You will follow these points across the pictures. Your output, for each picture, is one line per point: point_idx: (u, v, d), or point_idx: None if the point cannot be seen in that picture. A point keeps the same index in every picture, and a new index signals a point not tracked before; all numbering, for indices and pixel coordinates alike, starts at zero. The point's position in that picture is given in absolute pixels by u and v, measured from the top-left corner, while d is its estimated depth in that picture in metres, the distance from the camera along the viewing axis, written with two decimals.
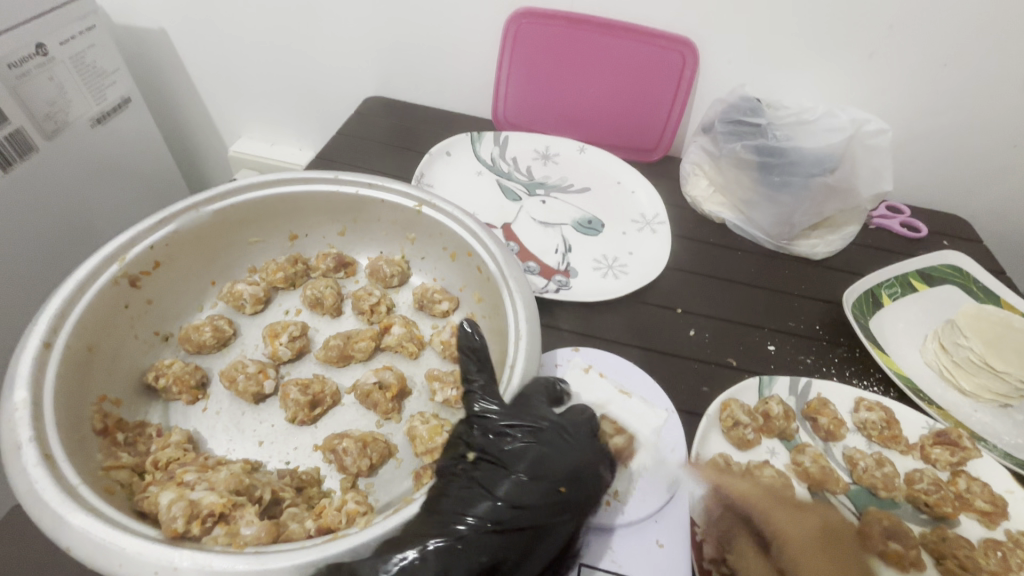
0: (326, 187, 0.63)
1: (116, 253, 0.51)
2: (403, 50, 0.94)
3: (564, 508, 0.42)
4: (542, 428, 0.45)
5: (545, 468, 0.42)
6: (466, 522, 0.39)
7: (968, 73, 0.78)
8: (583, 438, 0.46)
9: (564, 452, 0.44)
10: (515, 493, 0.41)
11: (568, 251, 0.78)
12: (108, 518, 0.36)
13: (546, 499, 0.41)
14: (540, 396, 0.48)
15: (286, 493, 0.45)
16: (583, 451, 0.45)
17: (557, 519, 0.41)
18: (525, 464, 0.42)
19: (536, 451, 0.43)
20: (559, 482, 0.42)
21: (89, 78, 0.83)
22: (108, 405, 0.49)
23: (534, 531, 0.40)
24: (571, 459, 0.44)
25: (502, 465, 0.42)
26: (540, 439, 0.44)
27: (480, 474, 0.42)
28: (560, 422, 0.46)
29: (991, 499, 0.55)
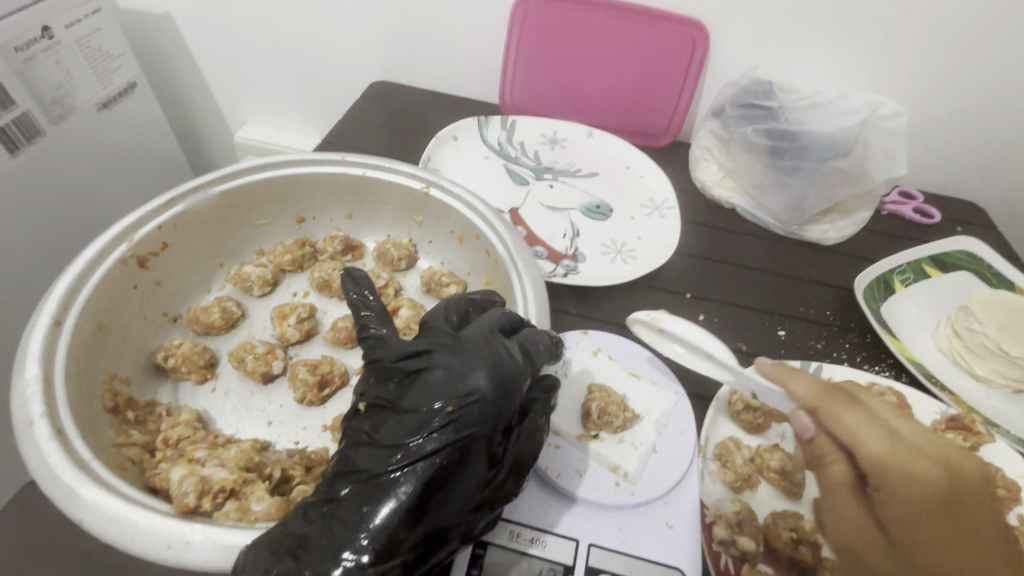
0: (334, 169, 0.63)
1: (124, 233, 0.51)
2: (410, 33, 0.93)
3: (470, 420, 0.37)
4: (431, 355, 0.41)
5: (432, 393, 0.38)
6: (368, 472, 0.36)
7: (987, 55, 0.76)
8: (480, 345, 0.41)
9: (452, 368, 0.39)
10: (406, 429, 0.37)
11: (576, 236, 0.78)
12: (120, 493, 0.37)
13: (439, 421, 0.37)
14: (432, 326, 0.44)
15: (296, 471, 0.45)
16: (481, 356, 0.40)
17: (469, 434, 0.37)
18: (423, 396, 0.38)
19: (423, 379, 0.39)
20: (449, 400, 0.38)
21: (94, 62, 0.83)
22: (119, 383, 0.50)
23: (438, 462, 0.36)
24: (462, 374, 0.39)
25: (391, 405, 0.39)
26: (430, 365, 0.40)
27: (380, 418, 0.39)
28: (450, 341, 0.42)
29: (1003, 483, 0.55)
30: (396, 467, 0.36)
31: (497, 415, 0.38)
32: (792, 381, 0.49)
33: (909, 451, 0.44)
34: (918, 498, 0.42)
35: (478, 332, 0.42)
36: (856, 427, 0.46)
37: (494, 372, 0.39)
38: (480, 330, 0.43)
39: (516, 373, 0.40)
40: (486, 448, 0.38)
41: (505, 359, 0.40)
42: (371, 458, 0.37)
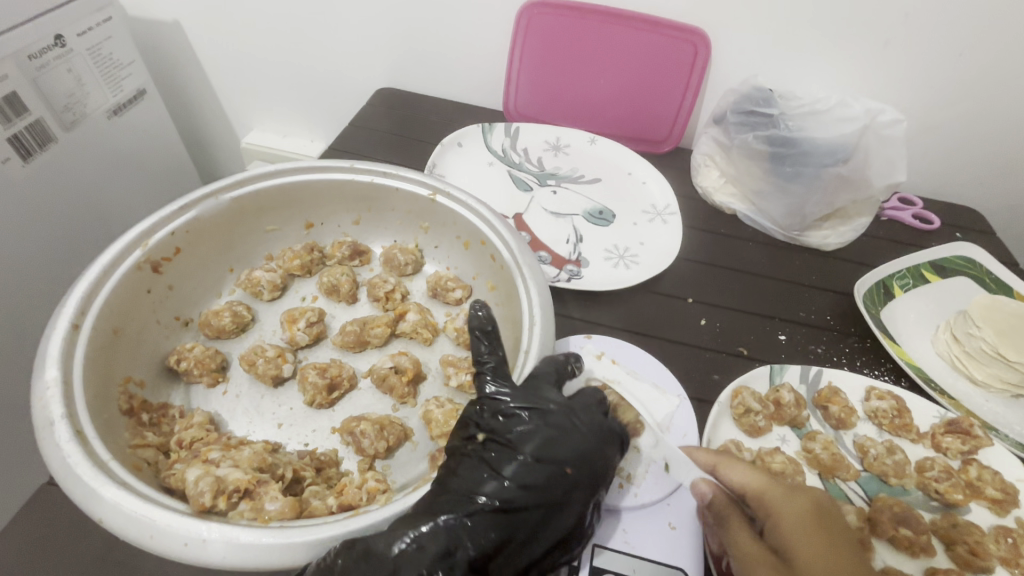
0: (342, 176, 0.64)
1: (138, 238, 0.52)
2: (415, 41, 0.95)
3: (575, 484, 0.42)
4: (551, 411, 0.44)
5: (554, 451, 0.42)
6: (476, 501, 0.39)
7: (983, 63, 0.77)
8: (593, 418, 0.45)
9: (575, 434, 0.43)
10: (523, 473, 0.41)
11: (580, 241, 0.79)
12: (137, 492, 0.38)
13: (556, 480, 0.41)
14: (549, 376, 0.47)
15: (307, 472, 0.46)
16: (595, 430, 0.45)
17: (569, 493, 0.41)
18: (534, 443, 0.42)
19: (544, 433, 0.43)
20: (565, 463, 0.42)
21: (105, 70, 0.84)
22: (133, 386, 0.51)
23: (543, 512, 0.40)
24: (580, 442, 0.43)
25: (511, 446, 0.42)
26: (550, 421, 0.43)
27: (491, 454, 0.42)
28: (571, 404, 0.45)
29: (1001, 487, 0.55)
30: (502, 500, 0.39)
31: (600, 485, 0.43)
32: (728, 466, 0.48)
33: (776, 486, 0.47)
34: (794, 530, 0.44)
35: (594, 403, 0.47)
36: (738, 476, 0.48)
37: (603, 446, 0.44)
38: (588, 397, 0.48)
39: (615, 453, 0.45)
40: (582, 509, 0.42)
41: (614, 437, 0.45)
42: (476, 487, 0.40)
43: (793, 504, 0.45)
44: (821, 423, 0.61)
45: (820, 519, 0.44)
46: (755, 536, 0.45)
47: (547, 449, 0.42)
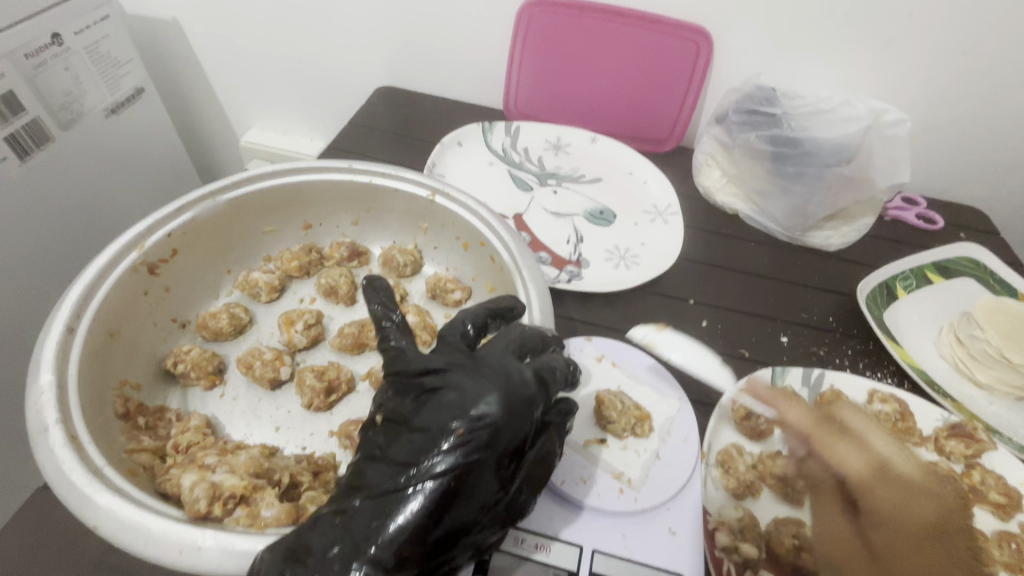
0: (340, 176, 0.63)
1: (135, 240, 0.52)
2: (415, 39, 0.94)
3: (482, 442, 0.37)
4: (444, 372, 0.41)
5: (444, 412, 0.38)
6: (376, 486, 0.37)
7: (988, 62, 0.77)
8: (494, 365, 0.41)
9: (466, 389, 0.39)
10: (416, 445, 0.38)
11: (580, 242, 0.78)
12: (133, 498, 0.37)
13: (449, 442, 0.37)
14: (446, 338, 0.44)
15: (304, 477, 0.46)
16: (494, 377, 0.40)
17: (472, 452, 0.37)
18: (441, 415, 0.38)
19: (436, 398, 0.39)
20: (456, 423, 0.38)
21: (103, 68, 0.84)
22: (130, 389, 0.50)
23: (447, 478, 0.36)
24: (473, 397, 0.39)
25: (404, 421, 0.40)
26: (443, 381, 0.40)
27: (392, 433, 0.39)
28: (461, 361, 0.41)
29: (1005, 492, 0.55)
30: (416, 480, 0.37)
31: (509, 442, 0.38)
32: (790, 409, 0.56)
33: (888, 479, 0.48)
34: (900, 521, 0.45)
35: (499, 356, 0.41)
36: (842, 453, 0.51)
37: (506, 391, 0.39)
38: (498, 351, 0.42)
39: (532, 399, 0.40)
40: (495, 465, 0.38)
41: (520, 383, 0.40)
42: (381, 475, 0.38)
43: (914, 497, 0.47)
44: None
45: (935, 511, 0.46)
46: (852, 513, 0.48)
47: (454, 415, 0.38)
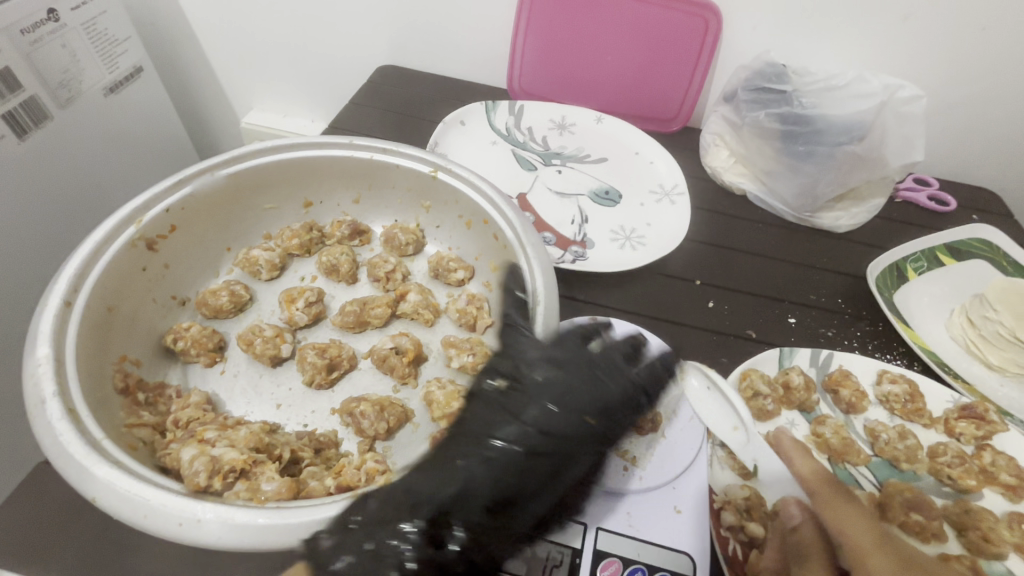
0: (341, 152, 0.62)
1: (133, 215, 0.51)
2: (416, 16, 0.92)
3: (586, 436, 0.45)
4: (572, 361, 0.48)
5: (569, 399, 0.46)
6: (490, 439, 0.43)
7: (1008, 37, 0.74)
8: (612, 375, 0.48)
9: (590, 386, 0.47)
10: (541, 418, 0.45)
11: (585, 222, 0.77)
12: (131, 471, 0.37)
13: (570, 430, 0.45)
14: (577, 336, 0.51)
15: (305, 453, 0.45)
16: (611, 384, 0.48)
17: (581, 443, 0.45)
18: (548, 392, 0.46)
19: (561, 384, 0.47)
20: (583, 413, 0.45)
21: (101, 46, 0.82)
22: (129, 365, 0.50)
23: (552, 458, 0.43)
24: (595, 393, 0.47)
25: (524, 391, 0.46)
26: (570, 372, 0.47)
27: (516, 399, 0.46)
28: (591, 357, 0.49)
29: (1017, 473, 0.54)
30: (495, 447, 0.43)
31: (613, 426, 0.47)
32: (797, 459, 0.49)
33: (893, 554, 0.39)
34: None
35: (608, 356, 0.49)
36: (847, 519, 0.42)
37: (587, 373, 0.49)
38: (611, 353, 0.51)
39: (634, 406, 0.48)
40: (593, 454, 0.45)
41: (628, 389, 0.48)
42: (498, 428, 0.44)
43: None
44: (831, 407, 0.60)
45: None
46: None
47: (553, 396, 0.46)
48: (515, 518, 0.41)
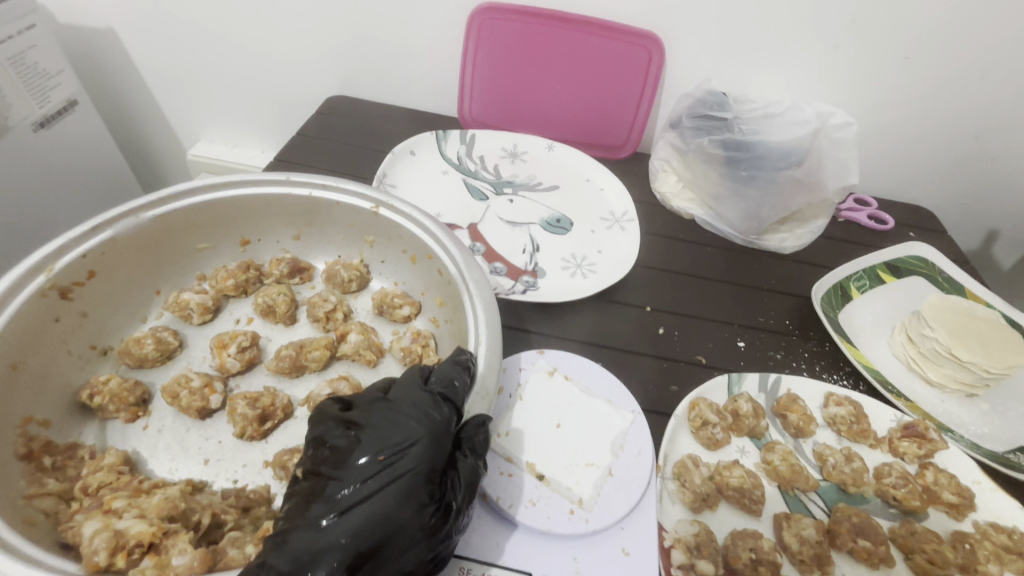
0: (278, 190, 0.60)
1: (43, 263, 0.48)
2: (365, 48, 0.92)
3: (408, 464, 0.36)
4: (388, 402, 0.40)
5: (385, 439, 0.37)
6: (308, 517, 0.34)
7: (927, 67, 0.78)
8: (408, 398, 0.40)
9: (400, 415, 0.38)
10: (359, 475, 0.35)
11: (536, 251, 0.77)
12: (19, 554, 0.33)
13: (388, 469, 0.35)
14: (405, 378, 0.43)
15: (228, 515, 0.42)
16: (413, 404, 0.40)
17: (402, 476, 0.35)
18: (365, 444, 0.37)
19: (372, 428, 0.38)
20: (396, 448, 0.36)
21: (30, 81, 0.79)
22: (35, 427, 0.45)
23: (386, 502, 0.34)
24: (405, 423, 0.38)
25: (339, 452, 0.37)
26: (384, 413, 0.39)
27: (325, 466, 0.36)
28: (405, 392, 0.41)
29: (958, 491, 0.55)
30: (324, 519, 0.34)
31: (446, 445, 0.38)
32: None
33: None
34: None
35: (409, 382, 0.42)
36: None
37: (427, 428, 0.38)
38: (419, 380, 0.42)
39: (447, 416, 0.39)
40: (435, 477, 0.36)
41: (427, 405, 0.39)
42: (314, 505, 0.34)
43: None
44: (781, 432, 0.60)
45: None
46: None
47: (374, 445, 0.37)
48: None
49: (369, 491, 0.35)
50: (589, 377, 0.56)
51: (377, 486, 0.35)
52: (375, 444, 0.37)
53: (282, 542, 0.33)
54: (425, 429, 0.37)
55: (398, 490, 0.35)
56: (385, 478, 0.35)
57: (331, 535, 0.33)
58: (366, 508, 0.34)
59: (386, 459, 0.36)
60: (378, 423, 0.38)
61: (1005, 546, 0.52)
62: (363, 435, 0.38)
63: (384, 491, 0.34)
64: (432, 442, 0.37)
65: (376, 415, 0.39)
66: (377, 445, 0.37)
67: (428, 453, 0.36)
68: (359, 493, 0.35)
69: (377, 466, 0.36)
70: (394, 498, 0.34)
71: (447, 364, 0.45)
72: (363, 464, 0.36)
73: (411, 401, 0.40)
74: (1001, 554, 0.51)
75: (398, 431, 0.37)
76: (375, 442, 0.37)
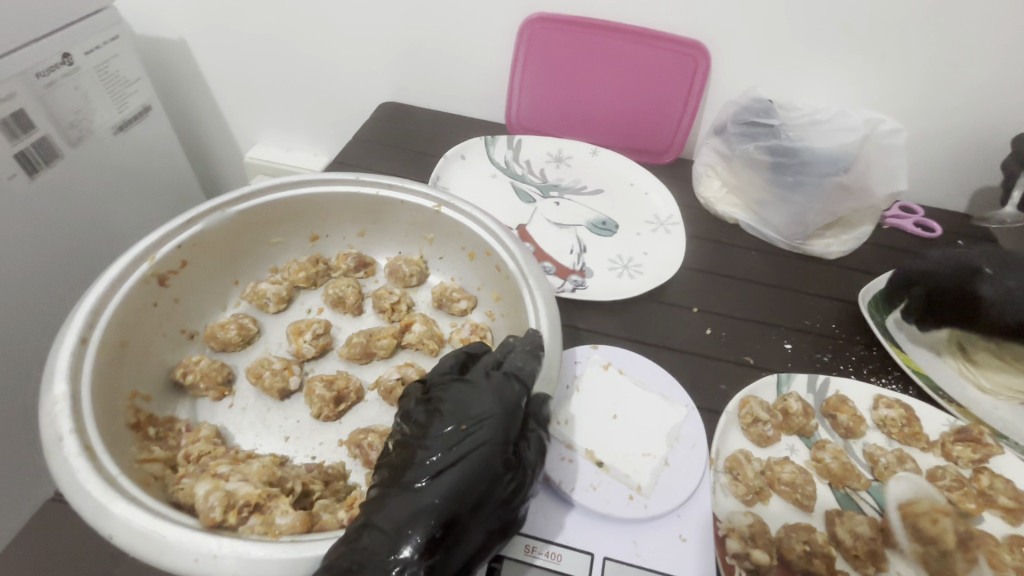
0: (348, 188, 0.64)
1: (146, 251, 0.53)
2: (418, 57, 0.96)
3: (487, 433, 0.39)
4: (463, 382, 0.43)
5: (464, 412, 0.40)
6: (403, 481, 0.37)
7: (978, 74, 0.78)
8: (481, 376, 0.44)
9: (476, 392, 0.42)
10: (444, 444, 0.39)
11: (583, 251, 0.79)
12: (146, 507, 0.37)
13: (470, 438, 0.39)
14: (482, 365, 0.46)
15: (316, 485, 0.45)
16: (485, 383, 0.43)
17: (482, 443, 0.38)
18: (447, 418, 0.40)
19: (452, 403, 0.41)
20: (475, 420, 0.40)
21: (112, 87, 0.85)
22: (140, 400, 0.50)
23: (471, 467, 0.37)
24: (481, 399, 0.41)
25: (424, 426, 0.41)
26: (460, 391, 0.42)
27: (413, 437, 0.40)
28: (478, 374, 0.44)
29: (1015, 496, 0.55)
30: (417, 483, 0.37)
31: (518, 418, 0.41)
32: None
33: None
34: None
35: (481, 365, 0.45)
36: None
37: (502, 402, 0.41)
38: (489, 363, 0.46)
39: (518, 393, 0.42)
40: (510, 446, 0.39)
41: (498, 384, 0.43)
42: (406, 470, 0.38)
43: None
44: (830, 432, 0.60)
45: None
46: None
47: (455, 417, 0.40)
48: (462, 538, 0.36)
49: (454, 457, 0.38)
50: (641, 371, 0.59)
51: (461, 453, 0.38)
52: (456, 416, 0.40)
53: (381, 505, 0.36)
54: (499, 404, 0.41)
55: (480, 457, 0.38)
56: (468, 445, 0.38)
57: (425, 498, 0.36)
58: (454, 473, 0.37)
59: (467, 429, 0.39)
60: (455, 398, 0.42)
61: None
62: (443, 408, 0.41)
63: (467, 458, 0.38)
64: (506, 415, 0.40)
65: (453, 392, 0.42)
66: (458, 417, 0.40)
67: (503, 424, 0.40)
68: (445, 461, 0.38)
69: (459, 435, 0.39)
70: (476, 463, 0.37)
71: (522, 351, 0.48)
72: (447, 435, 0.39)
73: (482, 380, 0.43)
74: None
75: (475, 405, 0.41)
76: (455, 414, 0.40)
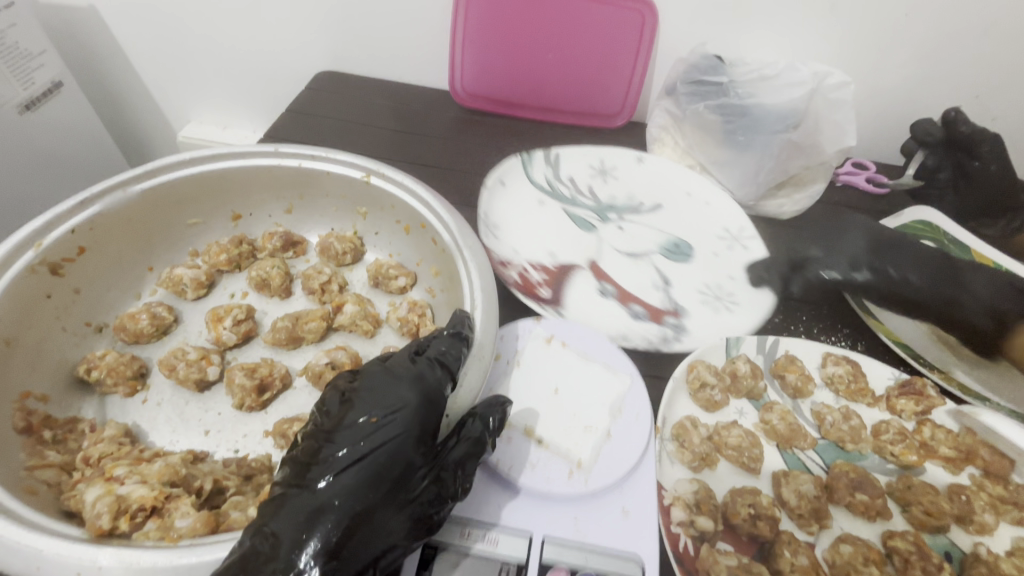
0: (268, 162, 0.59)
1: (32, 238, 0.47)
2: (352, 19, 0.90)
3: (400, 428, 0.37)
4: (381, 369, 0.41)
5: (378, 403, 0.38)
6: (305, 480, 0.34)
7: (927, 25, 0.77)
8: (402, 365, 0.41)
9: (393, 382, 0.39)
10: (353, 438, 0.36)
11: (668, 285, 0.68)
12: (22, 518, 0.33)
13: (381, 432, 0.36)
14: (405, 350, 0.44)
15: (230, 481, 0.42)
16: (405, 372, 0.40)
17: (394, 438, 0.36)
18: (359, 409, 0.37)
19: (366, 395, 0.39)
20: (389, 412, 0.37)
21: (12, 62, 0.77)
22: (33, 402, 0.46)
23: (381, 464, 0.35)
24: (397, 389, 0.39)
25: (335, 419, 0.38)
26: (377, 380, 0.40)
27: (321, 431, 0.37)
28: (397, 362, 0.41)
29: (954, 445, 0.56)
30: (320, 481, 0.34)
31: (437, 410, 0.39)
32: None
33: None
34: None
35: (402, 352, 0.43)
36: None
37: (419, 394, 0.38)
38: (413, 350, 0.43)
39: (438, 384, 0.40)
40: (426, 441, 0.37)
41: (418, 374, 0.40)
42: (310, 467, 0.35)
43: None
44: (779, 393, 0.60)
45: None
46: None
47: (368, 410, 0.37)
48: (368, 540, 0.33)
49: (362, 453, 0.35)
50: (584, 343, 0.56)
51: (369, 448, 0.35)
52: (367, 407, 0.38)
53: (279, 507, 0.33)
54: (415, 393, 0.38)
55: (391, 451, 0.36)
56: (378, 439, 0.36)
57: (326, 497, 0.33)
58: (360, 469, 0.34)
59: (379, 422, 0.37)
60: (371, 388, 0.39)
61: (1001, 496, 0.53)
62: (356, 397, 0.38)
63: (375, 454, 0.35)
64: (422, 407, 0.38)
65: (370, 380, 0.40)
66: (369, 408, 0.38)
67: (419, 415, 0.38)
68: (351, 456, 0.35)
69: (370, 427, 0.36)
70: (385, 459, 0.35)
71: (447, 335, 0.44)
72: (358, 428, 0.36)
73: (402, 368, 0.41)
74: (996, 505, 0.52)
75: (390, 395, 0.38)
76: (368, 405, 0.38)
